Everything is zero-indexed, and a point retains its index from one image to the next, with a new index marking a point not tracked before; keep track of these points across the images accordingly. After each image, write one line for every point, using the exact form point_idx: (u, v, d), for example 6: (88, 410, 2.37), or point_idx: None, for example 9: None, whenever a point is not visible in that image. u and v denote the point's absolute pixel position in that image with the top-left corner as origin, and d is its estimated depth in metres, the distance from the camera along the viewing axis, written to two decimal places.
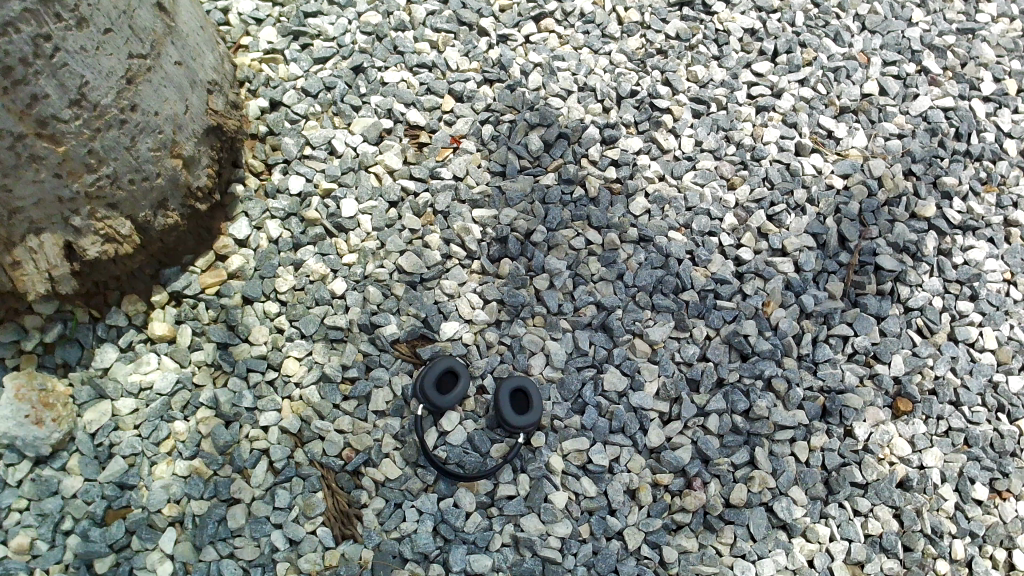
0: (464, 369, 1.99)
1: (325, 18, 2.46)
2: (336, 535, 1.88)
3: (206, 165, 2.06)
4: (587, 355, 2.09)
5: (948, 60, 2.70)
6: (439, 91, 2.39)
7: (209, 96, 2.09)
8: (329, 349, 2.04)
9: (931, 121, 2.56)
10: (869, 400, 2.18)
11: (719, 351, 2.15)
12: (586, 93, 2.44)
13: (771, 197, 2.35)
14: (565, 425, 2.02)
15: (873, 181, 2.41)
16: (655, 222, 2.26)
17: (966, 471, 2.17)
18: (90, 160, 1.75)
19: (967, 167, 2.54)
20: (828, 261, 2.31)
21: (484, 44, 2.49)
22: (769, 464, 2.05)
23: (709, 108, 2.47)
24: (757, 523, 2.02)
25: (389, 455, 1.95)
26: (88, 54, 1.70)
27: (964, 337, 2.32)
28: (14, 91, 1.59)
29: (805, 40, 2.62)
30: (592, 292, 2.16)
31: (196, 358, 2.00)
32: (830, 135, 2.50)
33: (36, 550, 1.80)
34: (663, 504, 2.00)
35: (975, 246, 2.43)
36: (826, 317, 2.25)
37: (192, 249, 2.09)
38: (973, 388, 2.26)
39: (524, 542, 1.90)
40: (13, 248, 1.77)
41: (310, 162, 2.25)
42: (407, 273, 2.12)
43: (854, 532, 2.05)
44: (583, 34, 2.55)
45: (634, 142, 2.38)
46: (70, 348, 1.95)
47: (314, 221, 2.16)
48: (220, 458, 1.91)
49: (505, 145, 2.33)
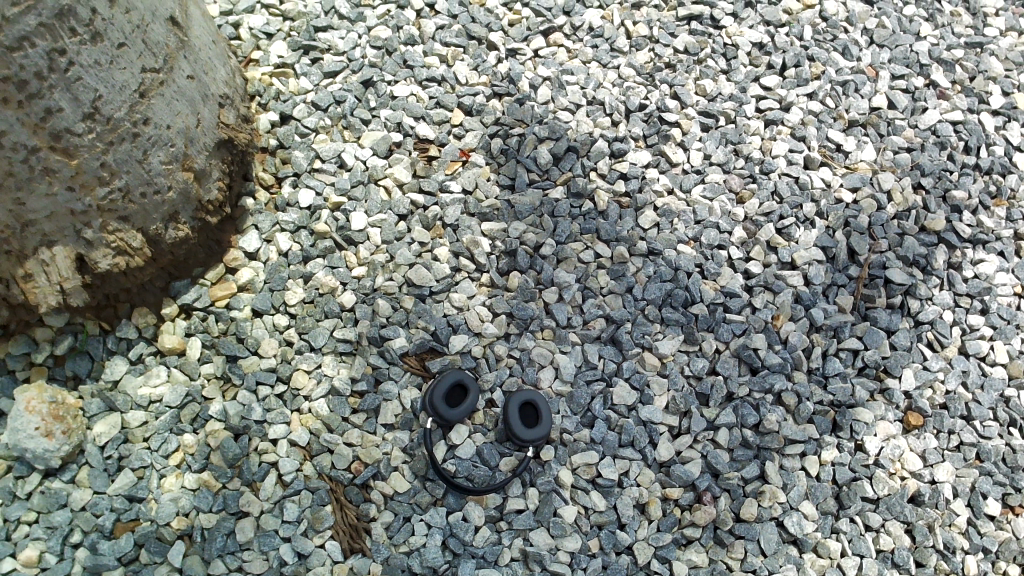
0: (473, 382, 1.99)
1: (336, 32, 2.48)
2: (344, 549, 1.87)
3: (216, 178, 2.07)
4: (596, 369, 2.09)
5: (955, 74, 2.71)
6: (449, 105, 2.40)
7: (221, 109, 2.11)
8: (338, 362, 2.05)
9: (940, 135, 2.57)
10: (879, 414, 2.18)
11: (729, 365, 2.13)
12: (595, 107, 2.45)
13: (781, 211, 2.35)
14: (574, 439, 2.01)
15: (881, 195, 2.42)
16: (664, 235, 2.27)
17: (978, 486, 2.15)
18: (103, 173, 1.76)
19: (977, 180, 2.53)
20: (838, 274, 2.30)
21: (493, 58, 2.50)
22: (779, 479, 2.04)
23: (718, 122, 2.47)
24: (768, 538, 2.00)
25: (398, 468, 1.95)
26: (102, 68, 1.71)
27: (975, 351, 2.30)
28: (28, 105, 1.60)
29: (814, 54, 2.63)
30: (601, 305, 2.17)
31: (205, 370, 2.00)
32: (838, 149, 2.50)
33: (44, 563, 1.79)
34: (673, 519, 1.99)
35: (985, 260, 2.43)
36: (837, 330, 2.24)
37: (202, 261, 2.10)
38: (984, 403, 2.25)
39: (534, 557, 1.88)
40: (25, 260, 1.78)
41: (320, 175, 2.26)
42: (416, 285, 2.13)
43: (865, 548, 2.03)
44: (591, 48, 2.56)
45: (643, 155, 2.38)
46: (81, 361, 1.96)
47: (324, 234, 2.17)
48: (229, 471, 1.90)
49: (514, 158, 2.33)
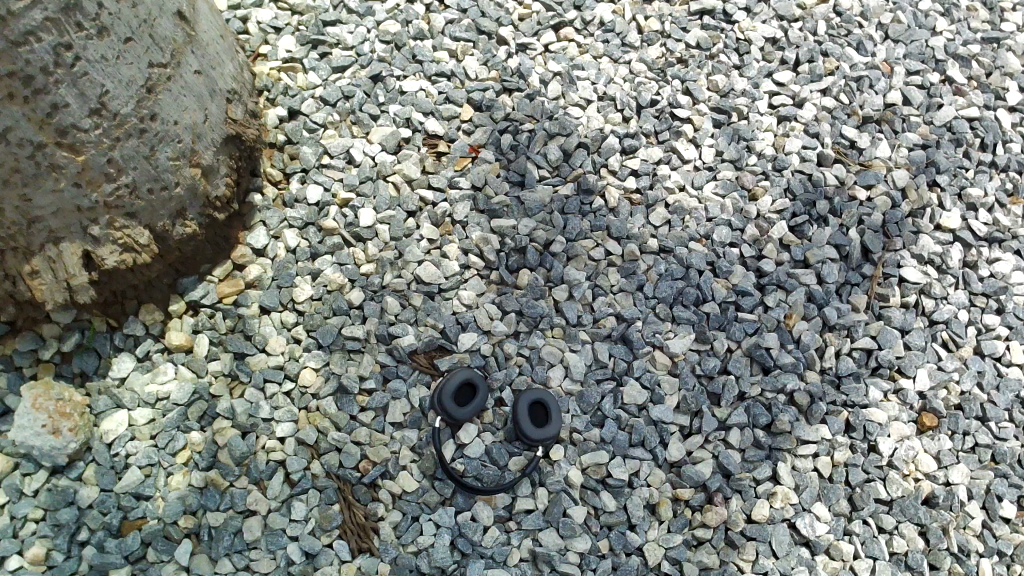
0: (482, 381, 1.97)
1: (344, 26, 2.46)
2: (352, 548, 1.86)
3: (224, 174, 2.06)
4: (606, 368, 2.07)
5: (972, 69, 2.67)
6: (458, 100, 2.37)
7: (228, 105, 2.09)
8: (346, 360, 2.02)
9: (956, 132, 2.53)
10: (893, 415, 2.14)
11: (741, 364, 2.11)
12: (606, 103, 2.42)
13: (793, 208, 2.32)
14: (584, 439, 2.00)
15: (896, 193, 2.39)
16: (675, 233, 2.24)
17: (993, 488, 2.12)
18: (110, 170, 1.74)
19: (993, 178, 2.51)
20: (851, 273, 2.28)
21: (503, 53, 2.47)
22: (791, 480, 2.02)
23: (730, 118, 2.44)
24: (780, 540, 1.97)
25: (406, 467, 1.93)
26: (108, 63, 1.69)
27: (991, 351, 2.27)
28: (34, 100, 1.59)
29: (827, 49, 2.59)
30: (611, 303, 2.14)
31: (212, 368, 1.99)
32: (852, 146, 2.46)
33: (51, 561, 1.79)
34: (684, 520, 1.97)
35: (1002, 258, 2.39)
36: (850, 330, 2.21)
37: (210, 258, 2.08)
38: (999, 404, 2.22)
39: (543, 558, 1.87)
40: (32, 256, 1.77)
41: (328, 171, 2.24)
42: (424, 282, 2.10)
43: (879, 550, 2.01)
44: (603, 43, 2.53)
45: (654, 152, 2.35)
46: (88, 358, 1.94)
47: (333, 231, 2.15)
48: (236, 470, 1.89)
49: (524, 154, 2.31)
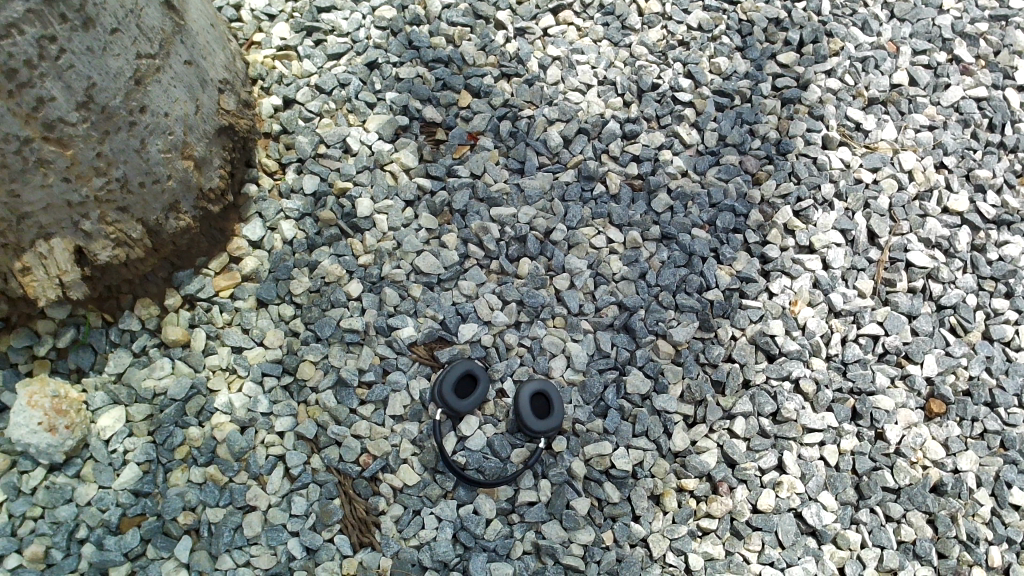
0: (483, 372, 1.95)
1: (338, 12, 2.40)
2: (354, 543, 1.84)
3: (218, 166, 2.02)
4: (609, 357, 2.04)
5: (980, 48, 2.62)
6: (456, 87, 2.33)
7: (220, 95, 2.05)
8: (345, 353, 2.00)
9: (963, 112, 2.50)
10: (901, 402, 2.12)
11: (745, 352, 2.08)
12: (606, 87, 2.38)
13: (798, 193, 2.27)
14: (587, 429, 1.97)
15: (903, 175, 2.35)
16: (678, 219, 2.20)
17: (1002, 474, 2.09)
18: (99, 164, 1.73)
19: (1001, 160, 2.47)
20: (858, 258, 2.24)
21: (500, 38, 2.41)
22: (797, 469, 1.99)
23: (733, 101, 2.39)
24: (785, 529, 1.95)
25: (407, 461, 1.91)
26: (94, 55, 1.65)
27: (1000, 335, 2.24)
28: (19, 94, 1.56)
29: (832, 29, 2.53)
30: (613, 292, 2.11)
31: (210, 362, 1.96)
32: (858, 128, 2.42)
33: (50, 559, 1.77)
34: (688, 510, 1.94)
35: (1010, 241, 2.35)
36: (856, 316, 2.18)
37: (205, 251, 2.05)
38: (1009, 389, 2.18)
39: (546, 550, 1.84)
40: (22, 253, 1.74)
41: (324, 160, 2.20)
42: (424, 273, 2.07)
43: (886, 539, 1.98)
44: (602, 26, 2.48)
45: (656, 137, 2.31)
46: (84, 353, 1.93)
47: (329, 221, 2.11)
48: (235, 465, 1.88)
49: (524, 142, 2.27)
